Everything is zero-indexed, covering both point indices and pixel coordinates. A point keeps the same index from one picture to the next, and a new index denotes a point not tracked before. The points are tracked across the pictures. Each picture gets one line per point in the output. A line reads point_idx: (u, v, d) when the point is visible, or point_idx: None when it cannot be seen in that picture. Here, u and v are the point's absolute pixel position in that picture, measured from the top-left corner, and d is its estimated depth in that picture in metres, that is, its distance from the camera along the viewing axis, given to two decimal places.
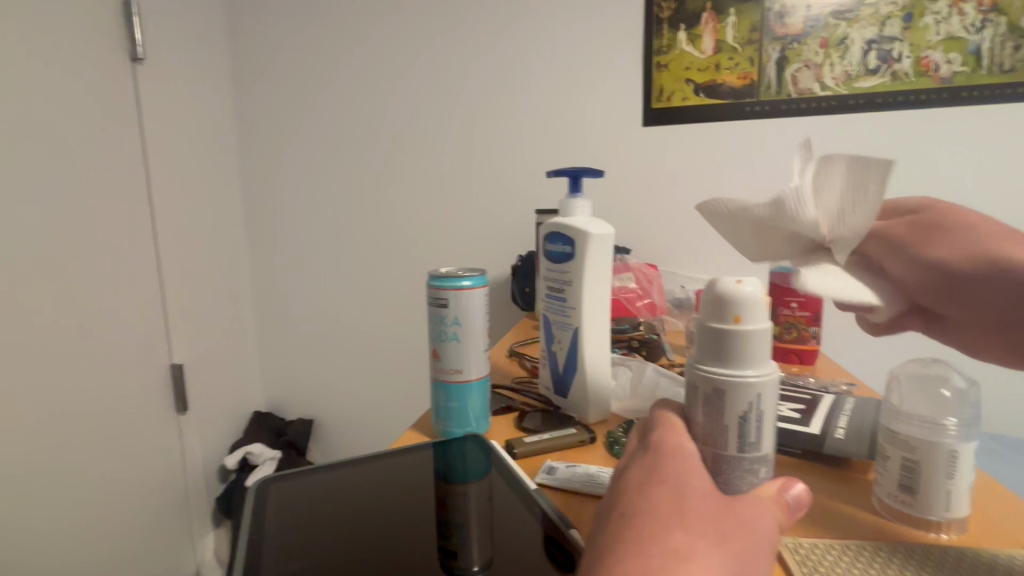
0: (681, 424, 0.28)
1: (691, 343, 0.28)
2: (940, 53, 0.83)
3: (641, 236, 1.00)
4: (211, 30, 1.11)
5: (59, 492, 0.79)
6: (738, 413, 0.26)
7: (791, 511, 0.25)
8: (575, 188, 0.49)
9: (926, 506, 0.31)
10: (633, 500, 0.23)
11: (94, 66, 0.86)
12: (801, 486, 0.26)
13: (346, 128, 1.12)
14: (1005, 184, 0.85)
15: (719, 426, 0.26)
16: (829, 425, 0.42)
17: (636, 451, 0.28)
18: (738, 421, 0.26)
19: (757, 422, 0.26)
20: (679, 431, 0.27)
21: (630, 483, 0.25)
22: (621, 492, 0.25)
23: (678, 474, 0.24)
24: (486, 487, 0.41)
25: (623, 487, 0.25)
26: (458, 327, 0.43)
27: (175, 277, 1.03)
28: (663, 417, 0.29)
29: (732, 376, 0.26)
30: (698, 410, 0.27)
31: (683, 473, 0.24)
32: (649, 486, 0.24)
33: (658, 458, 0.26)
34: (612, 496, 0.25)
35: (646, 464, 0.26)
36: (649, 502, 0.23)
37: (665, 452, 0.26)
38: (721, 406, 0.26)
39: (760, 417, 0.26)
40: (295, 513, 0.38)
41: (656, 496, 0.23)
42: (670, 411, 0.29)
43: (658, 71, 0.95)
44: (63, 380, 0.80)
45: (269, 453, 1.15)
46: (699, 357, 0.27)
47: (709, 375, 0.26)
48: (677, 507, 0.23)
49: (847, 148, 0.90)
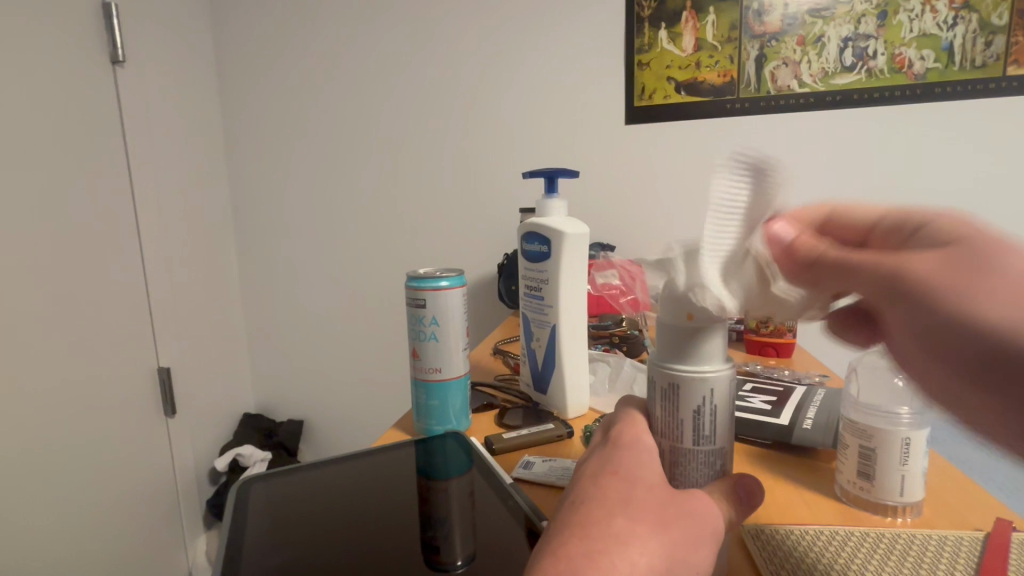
0: (641, 419, 0.29)
1: (651, 340, 0.29)
2: (914, 49, 0.84)
3: (626, 233, 1.01)
4: (191, 30, 1.10)
5: (47, 497, 0.79)
6: (693, 407, 0.27)
7: (739, 502, 0.26)
8: (551, 188, 0.50)
9: (882, 492, 0.33)
10: (586, 487, 0.25)
11: (74, 68, 0.86)
12: (754, 481, 0.27)
13: (331, 128, 1.12)
14: (977, 177, 0.87)
15: (674, 420, 0.27)
16: (797, 416, 0.44)
17: (599, 444, 0.29)
18: (693, 414, 0.27)
19: (712, 415, 0.27)
20: (638, 426, 0.28)
21: (587, 471, 0.27)
22: (579, 482, 0.26)
23: (632, 467, 0.26)
24: (465, 483, 0.42)
25: (580, 478, 0.27)
26: (436, 327, 0.44)
27: (161, 279, 1.03)
28: (626, 411, 0.30)
29: (686, 371, 0.27)
30: (656, 405, 0.28)
31: (637, 466, 0.26)
32: (601, 476, 0.26)
33: (614, 449, 0.27)
34: (571, 486, 0.27)
35: (603, 455, 0.27)
36: (600, 489, 0.25)
37: (622, 446, 0.27)
38: (677, 400, 0.27)
39: (715, 410, 0.27)
40: (278, 509, 0.39)
41: (606, 483, 0.25)
42: (633, 406, 0.30)
43: (640, 70, 0.96)
44: (50, 386, 0.80)
45: (259, 455, 1.16)
46: (656, 352, 0.28)
47: (663, 369, 0.27)
48: (625, 495, 0.24)
49: (826, 144, 0.91)
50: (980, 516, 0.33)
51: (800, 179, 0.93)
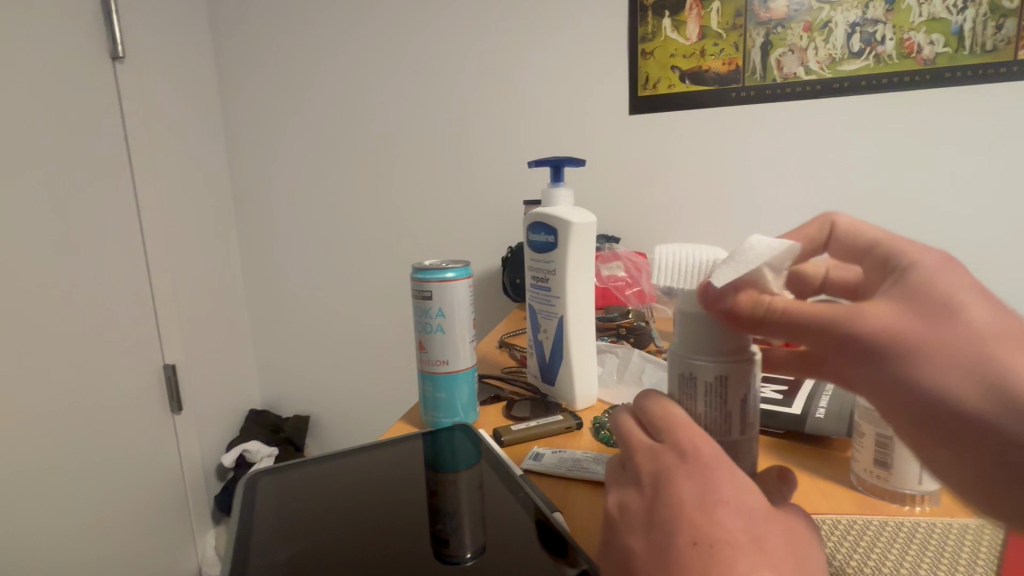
0: (686, 416, 0.28)
1: (679, 329, 0.29)
2: (923, 34, 0.83)
3: (629, 225, 1.00)
4: (190, 24, 1.09)
5: (56, 494, 0.80)
6: (740, 397, 0.28)
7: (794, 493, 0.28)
8: (557, 177, 0.49)
9: (899, 480, 0.33)
10: (705, 525, 0.24)
11: (75, 64, 0.85)
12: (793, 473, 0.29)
13: (331, 122, 1.12)
14: (985, 163, 0.85)
15: (725, 415, 0.28)
16: (810, 405, 0.43)
17: (666, 453, 0.27)
18: (740, 404, 0.28)
19: (755, 402, 0.28)
20: (694, 429, 0.27)
21: (689, 501, 0.25)
22: (681, 515, 0.25)
23: (736, 492, 0.25)
24: (475, 477, 0.41)
25: (681, 510, 0.25)
26: (442, 319, 0.44)
27: (166, 277, 1.03)
28: (665, 410, 0.29)
29: (729, 361, 0.27)
30: (698, 400, 0.28)
31: (739, 491, 0.25)
32: (716, 510, 0.24)
33: (706, 470, 0.26)
34: (670, 518, 0.25)
35: (698, 479, 0.25)
36: (725, 528, 0.23)
37: (711, 464, 0.26)
38: (726, 390, 0.27)
39: (756, 397, 0.28)
40: (288, 502, 0.39)
41: (727, 520, 0.24)
42: (662, 398, 0.30)
43: (644, 59, 0.95)
44: (55, 383, 0.80)
45: (266, 450, 1.16)
46: (691, 347, 0.28)
47: (708, 362, 0.27)
48: (751, 532, 0.23)
49: (832, 132, 0.90)
50: None
51: (805, 168, 0.92)
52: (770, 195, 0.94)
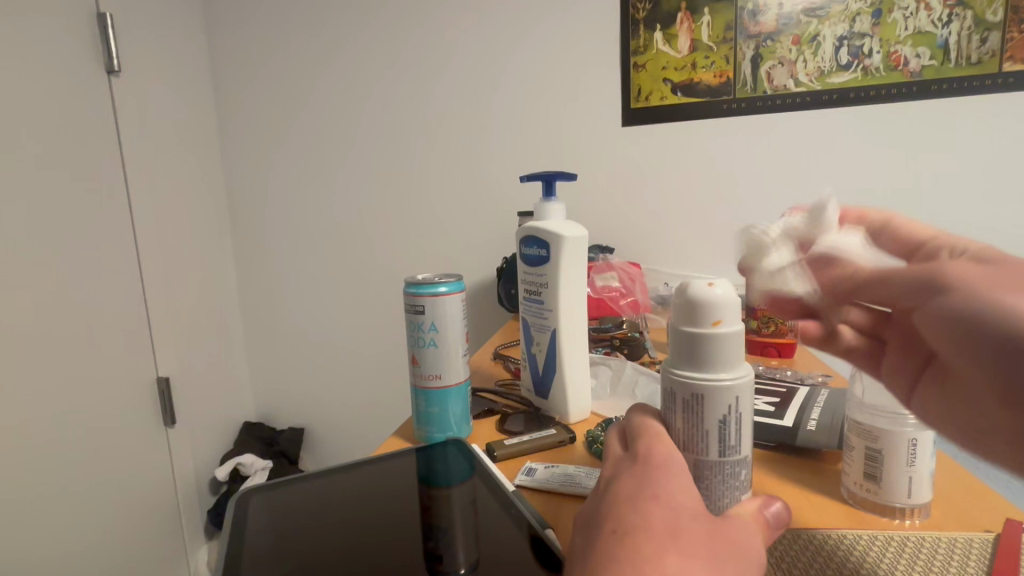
0: (662, 430, 0.29)
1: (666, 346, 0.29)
2: (909, 47, 0.84)
3: (624, 235, 1.01)
4: (185, 37, 1.10)
5: (46, 510, 0.79)
6: (718, 416, 0.28)
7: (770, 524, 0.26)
8: (549, 192, 0.49)
9: (889, 494, 0.33)
10: (627, 512, 0.24)
11: (69, 78, 0.85)
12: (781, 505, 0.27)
13: (326, 134, 1.12)
14: (973, 173, 0.87)
15: (701, 433, 0.28)
16: (802, 417, 0.43)
17: (626, 461, 0.28)
18: (718, 424, 0.28)
19: (736, 423, 0.28)
20: (662, 439, 0.28)
21: (622, 493, 0.26)
22: (613, 504, 0.25)
23: (671, 491, 0.25)
24: (467, 491, 0.41)
25: (615, 501, 0.25)
26: (435, 333, 0.44)
27: (159, 289, 1.02)
28: (643, 423, 0.30)
29: (705, 381, 0.27)
30: (677, 417, 0.29)
31: (674, 491, 0.25)
32: (642, 501, 0.25)
33: (649, 470, 0.26)
34: (604, 508, 0.26)
35: (639, 477, 0.26)
36: (644, 516, 0.24)
37: (655, 465, 0.27)
38: (700, 410, 0.28)
39: (738, 418, 0.28)
40: (282, 519, 0.39)
41: (650, 510, 0.24)
42: (649, 415, 0.31)
43: (636, 72, 0.96)
44: (45, 397, 0.79)
45: (260, 464, 1.15)
46: (672, 360, 0.29)
47: (685, 380, 0.28)
48: (672, 526, 0.23)
49: (822, 143, 0.91)
50: (994, 518, 0.33)
51: (797, 179, 0.93)
52: (762, 205, 0.95)
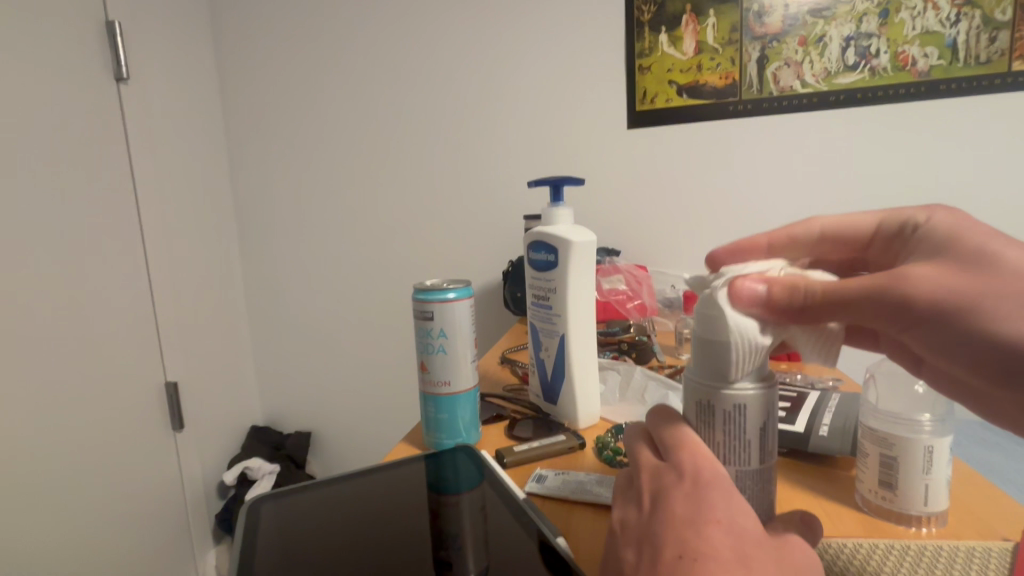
0: (701, 443, 0.28)
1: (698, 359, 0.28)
2: (917, 47, 0.84)
3: (630, 238, 1.01)
4: (192, 43, 1.10)
5: (56, 516, 0.79)
6: (758, 425, 0.27)
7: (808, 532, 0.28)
8: (557, 198, 0.49)
9: (906, 502, 0.33)
10: (692, 540, 0.25)
11: (78, 87, 0.86)
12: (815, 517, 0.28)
13: (332, 137, 1.13)
14: (983, 173, 0.86)
15: (742, 443, 0.27)
16: (813, 422, 0.43)
17: (671, 474, 0.28)
18: (758, 432, 0.27)
19: (771, 429, 0.28)
20: (702, 452, 0.28)
21: (682, 517, 0.26)
22: (675, 530, 0.26)
23: (730, 512, 0.26)
24: (478, 497, 0.41)
25: (672, 524, 0.26)
26: (444, 339, 0.44)
27: (167, 294, 1.03)
28: (676, 432, 0.29)
29: (742, 391, 0.27)
30: (716, 431, 0.28)
31: (733, 512, 0.26)
32: (703, 526, 0.25)
33: (701, 490, 0.26)
34: (661, 531, 0.26)
35: (695, 498, 0.26)
36: (711, 545, 0.24)
37: (709, 483, 0.26)
38: (744, 421, 0.27)
39: (773, 423, 0.28)
40: (290, 527, 0.39)
41: (715, 538, 0.25)
42: (676, 421, 0.30)
43: (641, 74, 0.96)
44: (55, 403, 0.80)
45: (268, 467, 1.16)
46: (709, 374, 0.28)
47: (724, 394, 0.27)
48: (739, 555, 0.24)
49: (829, 143, 0.90)
50: (1011, 527, 0.33)
51: (803, 180, 0.93)
52: (769, 207, 0.95)
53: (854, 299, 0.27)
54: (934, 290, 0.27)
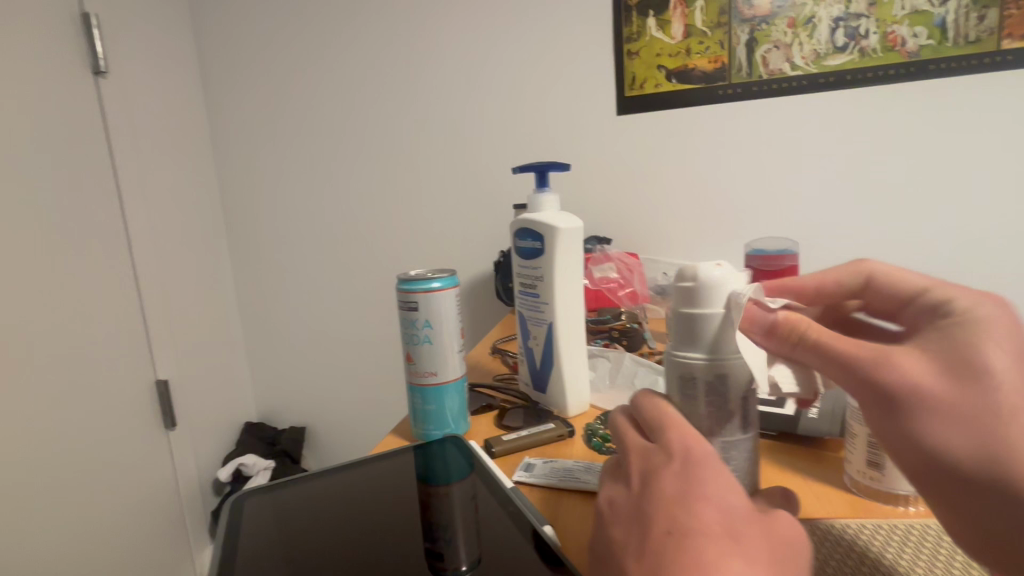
0: (689, 424, 0.28)
1: (667, 330, 0.30)
2: (906, 27, 0.83)
3: (620, 226, 1.01)
4: (173, 35, 1.08)
5: (49, 518, 0.79)
6: (739, 395, 0.29)
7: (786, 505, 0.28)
8: (542, 183, 0.49)
9: (892, 482, 0.33)
10: (680, 516, 0.24)
11: (55, 81, 0.84)
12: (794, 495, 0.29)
13: (318, 130, 1.11)
14: (974, 153, 0.84)
15: (726, 414, 0.28)
16: (802, 405, 0.43)
17: (659, 453, 0.28)
18: (740, 402, 0.29)
19: (753, 399, 0.29)
20: (690, 430, 0.28)
21: (671, 495, 0.25)
22: (664, 508, 0.25)
23: (719, 490, 0.25)
24: (467, 488, 0.41)
25: (660, 501, 0.25)
26: (429, 329, 0.43)
27: (155, 292, 1.02)
28: (663, 410, 0.29)
29: (721, 359, 0.28)
30: (700, 403, 0.29)
31: (723, 489, 0.25)
32: (694, 504, 0.24)
33: (691, 469, 0.26)
34: (649, 510, 0.25)
35: (685, 474, 0.26)
36: (700, 521, 0.24)
37: (697, 460, 0.26)
38: (724, 392, 0.28)
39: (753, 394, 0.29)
40: (285, 518, 0.39)
41: (705, 514, 0.24)
42: (661, 400, 0.30)
43: (629, 59, 0.95)
44: (43, 404, 0.79)
45: (263, 463, 1.15)
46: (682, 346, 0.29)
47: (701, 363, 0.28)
48: (728, 527, 0.24)
49: (818, 125, 0.90)
50: None
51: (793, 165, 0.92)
52: (759, 192, 0.94)
53: (844, 362, 0.28)
54: (919, 385, 0.27)
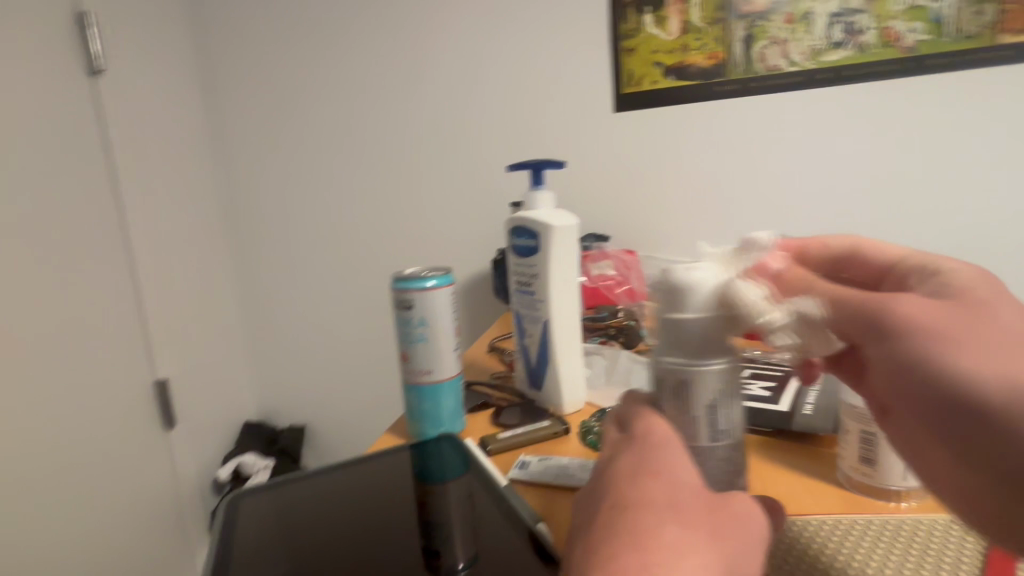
0: (656, 416, 0.30)
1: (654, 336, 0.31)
2: (904, 22, 0.82)
3: (618, 223, 1.01)
4: (169, 34, 1.08)
5: (49, 518, 0.79)
6: (708, 403, 0.29)
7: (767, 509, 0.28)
8: (537, 181, 0.49)
9: (884, 478, 0.34)
10: (627, 485, 0.27)
11: (50, 82, 0.84)
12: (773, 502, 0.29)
13: (316, 129, 1.11)
14: (973, 149, 0.84)
15: (691, 419, 0.30)
16: (796, 402, 0.44)
17: (624, 441, 0.30)
18: (708, 410, 0.29)
19: (725, 409, 0.30)
20: (654, 419, 0.30)
21: (625, 470, 0.28)
22: (617, 481, 0.27)
23: (670, 468, 0.27)
24: (464, 486, 0.41)
25: (615, 476, 0.28)
26: (425, 328, 0.43)
27: (154, 292, 1.02)
28: (636, 407, 0.32)
29: (695, 363, 0.29)
30: (668, 405, 0.30)
31: (673, 468, 0.27)
32: (643, 477, 0.27)
33: (646, 449, 0.28)
34: (605, 484, 0.28)
35: (640, 454, 0.28)
36: (644, 489, 0.26)
37: (653, 443, 0.29)
38: (691, 397, 0.30)
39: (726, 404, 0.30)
40: (281, 519, 0.39)
41: (650, 484, 0.26)
42: (640, 402, 0.32)
43: (627, 56, 0.94)
44: (42, 405, 0.79)
45: (262, 462, 1.16)
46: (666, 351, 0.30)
47: (679, 370, 0.30)
48: (672, 498, 0.25)
49: (816, 122, 0.89)
50: None
51: (791, 161, 0.92)
52: (756, 189, 0.94)
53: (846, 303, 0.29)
54: (912, 317, 0.26)
